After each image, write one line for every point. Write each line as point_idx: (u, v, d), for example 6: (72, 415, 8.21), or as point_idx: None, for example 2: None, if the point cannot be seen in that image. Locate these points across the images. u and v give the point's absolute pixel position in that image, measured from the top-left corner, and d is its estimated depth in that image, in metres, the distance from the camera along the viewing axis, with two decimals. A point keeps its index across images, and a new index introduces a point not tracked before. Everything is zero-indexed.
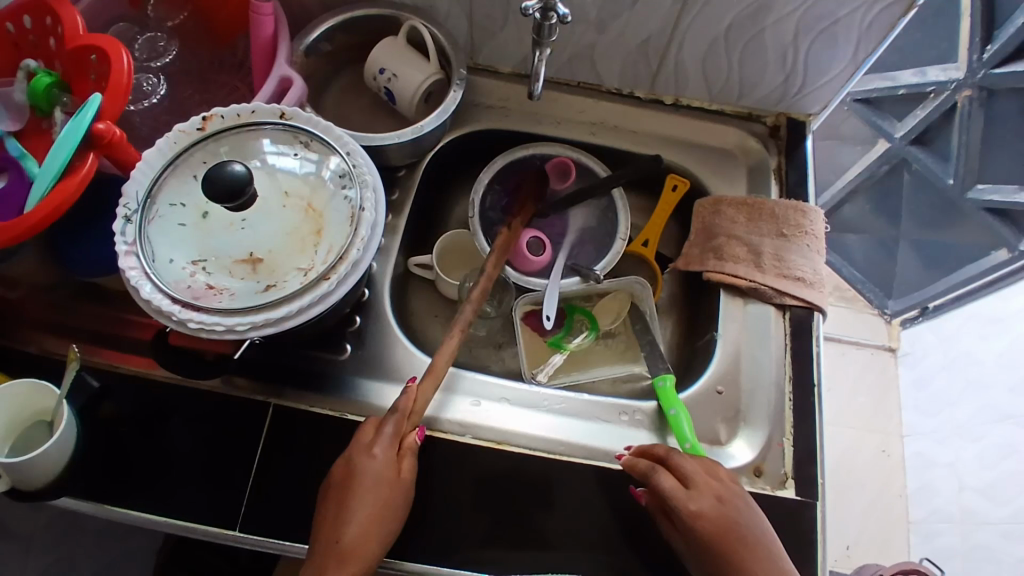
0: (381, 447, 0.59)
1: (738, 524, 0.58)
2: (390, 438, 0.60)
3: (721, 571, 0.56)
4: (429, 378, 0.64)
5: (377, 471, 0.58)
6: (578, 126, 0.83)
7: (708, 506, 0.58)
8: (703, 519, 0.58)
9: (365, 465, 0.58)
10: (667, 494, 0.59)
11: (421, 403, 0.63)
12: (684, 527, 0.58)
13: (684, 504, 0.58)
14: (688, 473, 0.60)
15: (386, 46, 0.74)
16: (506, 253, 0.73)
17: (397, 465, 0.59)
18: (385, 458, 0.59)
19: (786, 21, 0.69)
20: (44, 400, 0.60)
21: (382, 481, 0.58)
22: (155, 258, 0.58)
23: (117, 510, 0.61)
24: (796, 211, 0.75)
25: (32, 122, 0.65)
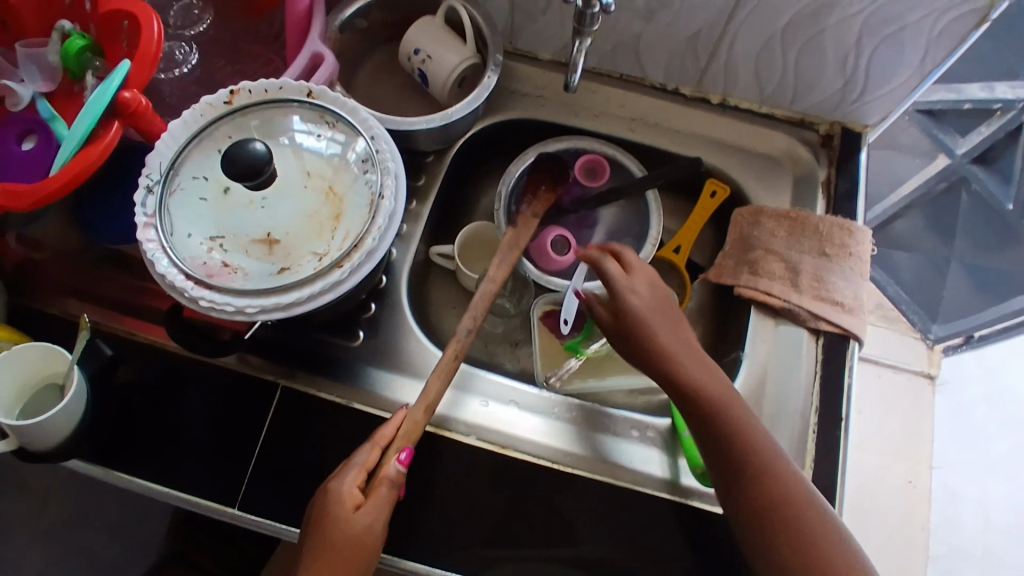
0: (344, 478, 0.56)
1: (668, 304, 0.62)
2: (356, 466, 0.57)
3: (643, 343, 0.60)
4: (420, 404, 0.60)
5: (332, 503, 0.55)
6: (616, 121, 0.79)
7: (645, 287, 0.62)
8: (638, 296, 0.61)
9: (324, 495, 0.56)
10: (608, 276, 0.62)
11: (406, 428, 0.59)
12: (620, 312, 0.61)
13: (621, 286, 0.62)
14: (633, 264, 0.64)
15: (422, 26, 0.71)
16: (513, 254, 0.68)
17: (357, 499, 0.55)
18: (348, 490, 0.55)
19: (850, 23, 0.63)
20: (58, 364, 0.60)
21: (336, 517, 0.54)
22: (173, 232, 0.57)
23: (123, 477, 0.61)
24: (842, 229, 0.71)
25: (64, 84, 0.66)
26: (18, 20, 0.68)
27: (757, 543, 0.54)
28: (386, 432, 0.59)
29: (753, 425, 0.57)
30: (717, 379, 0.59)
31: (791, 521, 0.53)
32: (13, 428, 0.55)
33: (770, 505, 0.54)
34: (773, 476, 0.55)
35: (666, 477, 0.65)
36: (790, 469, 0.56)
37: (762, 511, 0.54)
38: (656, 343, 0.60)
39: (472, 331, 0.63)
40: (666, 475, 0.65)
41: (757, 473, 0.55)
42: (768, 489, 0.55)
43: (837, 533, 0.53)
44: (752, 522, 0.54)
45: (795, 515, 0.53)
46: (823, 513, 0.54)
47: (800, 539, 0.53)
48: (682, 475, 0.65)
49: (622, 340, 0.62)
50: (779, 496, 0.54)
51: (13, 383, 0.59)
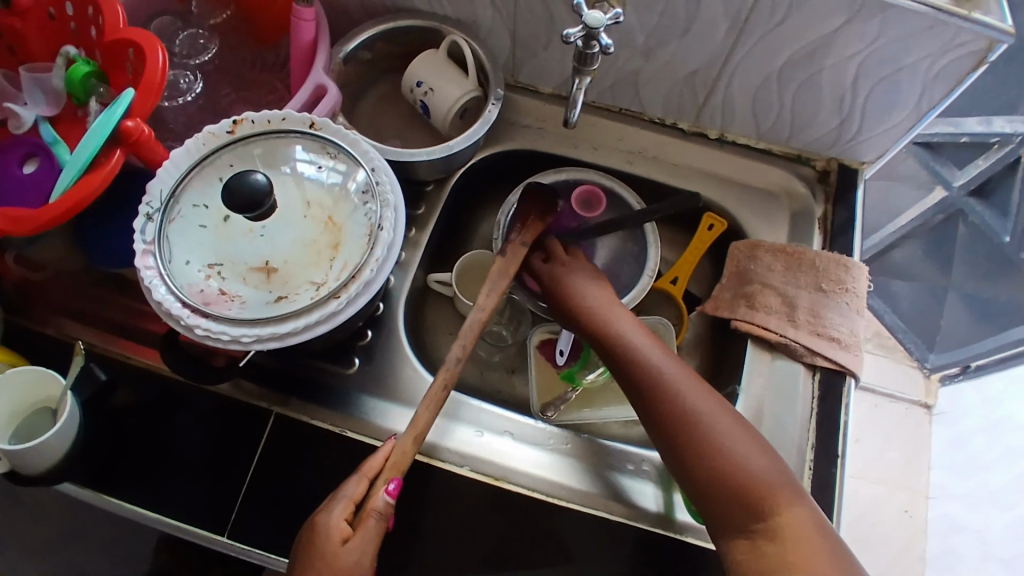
0: (331, 511, 0.56)
1: (584, 281, 0.67)
2: (341, 497, 0.57)
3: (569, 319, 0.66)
4: (409, 433, 0.58)
5: (320, 537, 0.55)
6: (615, 153, 0.81)
7: (559, 268, 0.67)
8: (553, 279, 0.66)
9: (310, 527, 0.56)
10: (533, 267, 0.68)
11: (396, 459, 0.57)
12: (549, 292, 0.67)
13: (544, 271, 0.67)
14: (551, 248, 0.68)
15: (424, 59, 0.73)
16: (502, 282, 0.63)
17: (342, 531, 0.55)
18: (334, 523, 0.55)
19: (845, 65, 0.64)
20: (50, 388, 0.60)
21: (323, 549, 0.54)
22: (172, 259, 0.57)
23: (113, 501, 0.61)
24: (837, 265, 0.71)
25: (68, 109, 0.67)
26: (26, 49, 0.69)
27: (680, 475, 0.57)
28: (374, 462, 0.58)
29: (669, 367, 0.60)
30: (636, 332, 0.63)
31: (708, 450, 0.55)
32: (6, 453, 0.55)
33: (686, 438, 0.56)
34: (687, 410, 0.57)
35: (660, 511, 0.64)
36: (708, 402, 0.58)
37: (677, 444, 0.57)
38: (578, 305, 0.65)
39: (461, 360, 0.60)
40: (659, 509, 0.64)
41: (670, 410, 0.58)
42: (683, 425, 0.57)
43: (752, 455, 0.55)
44: (674, 456, 0.57)
45: (710, 442, 0.56)
46: (741, 438, 0.56)
47: (716, 465, 0.55)
48: (676, 510, 0.64)
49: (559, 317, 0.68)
50: (693, 429, 0.56)
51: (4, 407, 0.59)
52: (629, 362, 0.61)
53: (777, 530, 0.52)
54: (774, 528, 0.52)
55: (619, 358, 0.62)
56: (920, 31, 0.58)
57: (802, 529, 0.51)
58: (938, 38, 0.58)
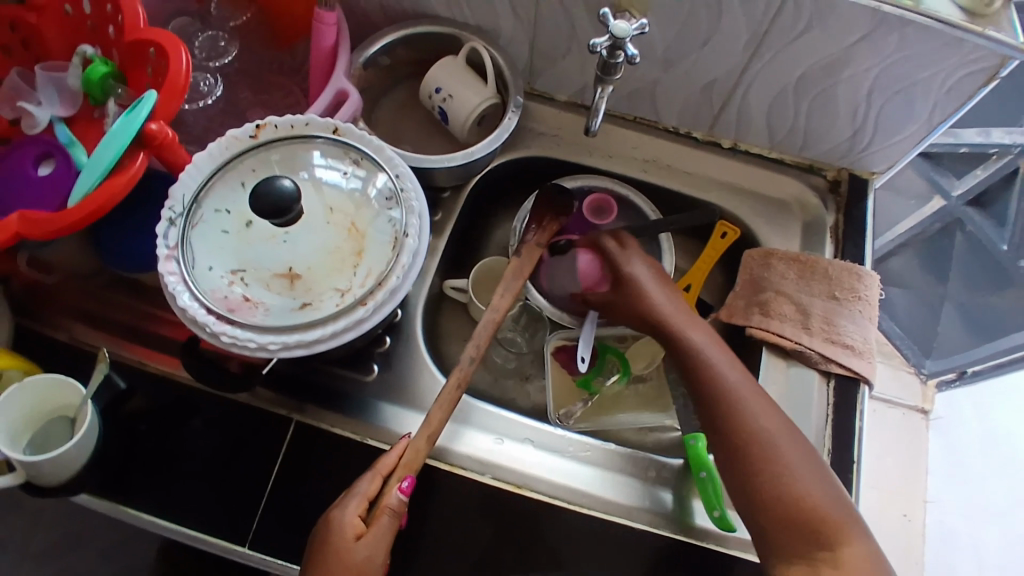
0: (345, 507, 0.55)
1: (658, 280, 0.67)
2: (356, 493, 0.56)
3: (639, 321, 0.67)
4: (423, 431, 0.59)
5: (334, 534, 0.54)
6: (629, 161, 0.81)
7: (635, 263, 0.67)
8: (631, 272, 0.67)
9: (325, 524, 0.55)
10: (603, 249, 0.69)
11: (411, 457, 0.58)
12: (617, 277, 0.68)
13: (618, 258, 0.68)
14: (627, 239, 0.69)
15: (443, 65, 0.73)
16: (517, 282, 0.66)
17: (358, 527, 0.55)
18: (348, 521, 0.55)
19: (862, 79, 0.65)
20: (68, 396, 0.59)
21: (338, 545, 0.54)
22: (195, 265, 0.57)
23: (128, 511, 0.60)
24: (850, 274, 0.72)
25: (84, 109, 0.67)
26: (42, 42, 0.68)
27: (738, 493, 0.57)
28: (388, 460, 0.58)
29: (741, 384, 0.60)
30: (710, 346, 0.63)
31: (774, 472, 0.56)
32: (23, 462, 0.54)
33: (752, 459, 0.57)
34: (757, 432, 0.58)
35: (679, 518, 0.64)
36: (777, 426, 0.58)
37: (744, 463, 0.57)
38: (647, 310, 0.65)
39: (475, 361, 0.62)
40: (678, 516, 0.64)
41: (741, 430, 0.58)
42: (749, 445, 0.57)
43: (818, 483, 0.56)
44: (739, 474, 0.57)
45: (776, 465, 0.56)
46: (809, 465, 0.57)
47: (782, 490, 0.56)
48: (695, 515, 0.64)
49: (616, 312, 0.68)
50: (761, 451, 0.57)
51: (19, 413, 0.58)
52: (702, 376, 0.61)
53: (840, 560, 0.53)
54: (838, 558, 0.53)
55: (689, 372, 0.62)
56: (937, 48, 0.60)
57: (862, 562, 0.53)
58: (954, 55, 0.60)
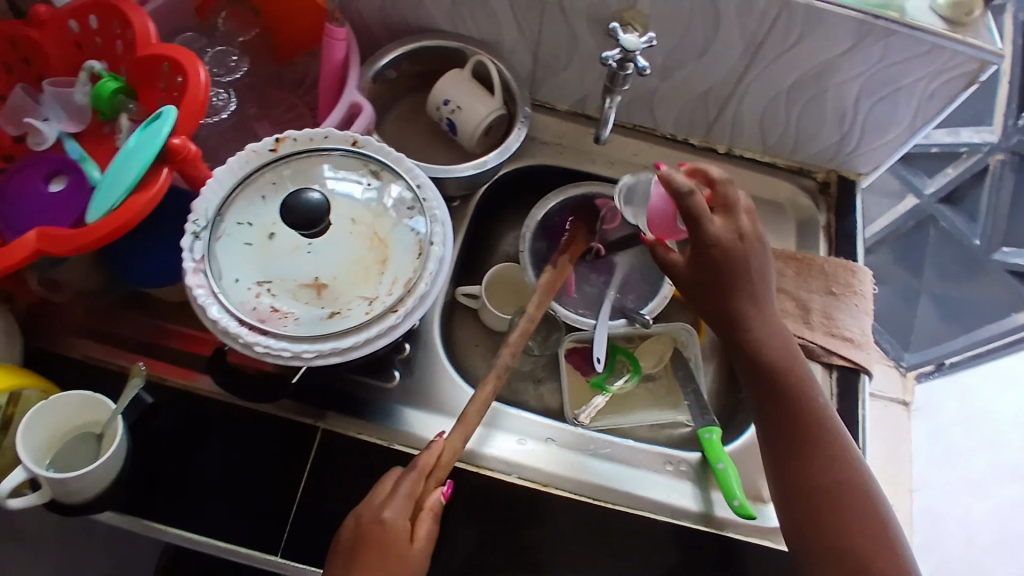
0: (395, 508, 0.55)
1: (745, 262, 0.63)
2: (406, 494, 0.56)
3: (717, 309, 0.64)
4: (459, 430, 0.60)
5: (386, 535, 0.54)
6: (631, 168, 0.84)
7: (723, 235, 0.62)
8: (718, 245, 0.62)
9: (380, 528, 0.55)
10: (693, 207, 0.60)
11: (446, 457, 0.59)
12: (701, 243, 0.62)
13: (709, 221, 0.62)
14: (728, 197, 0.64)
15: (450, 78, 0.75)
16: (550, 294, 0.68)
17: (407, 526, 0.55)
18: (396, 521, 0.55)
19: (850, 85, 0.70)
20: (95, 412, 0.59)
21: (391, 546, 0.54)
22: (222, 276, 0.58)
23: (156, 527, 0.60)
24: (845, 270, 0.76)
25: (93, 126, 0.67)
26: (42, 56, 0.67)
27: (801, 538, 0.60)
28: (429, 459, 0.58)
29: (833, 426, 0.62)
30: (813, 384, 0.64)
31: (840, 527, 0.58)
32: (51, 480, 0.53)
33: (818, 508, 0.59)
34: (828, 483, 0.60)
35: (701, 509, 0.67)
36: (849, 483, 0.60)
37: (807, 509, 0.59)
38: (742, 345, 0.64)
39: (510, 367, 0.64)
40: (700, 507, 0.67)
41: (812, 480, 0.60)
42: (823, 497, 0.59)
43: (883, 528, 0.58)
44: (813, 510, 0.59)
45: (844, 520, 0.58)
46: (877, 529, 0.58)
47: (846, 525, 0.58)
48: (716, 506, 0.67)
49: (693, 294, 0.65)
50: (828, 505, 0.59)
51: (45, 433, 0.57)
52: (798, 421, 0.62)
53: None
54: None
55: (776, 416, 0.63)
56: (919, 55, 0.65)
57: None
58: (936, 60, 0.65)
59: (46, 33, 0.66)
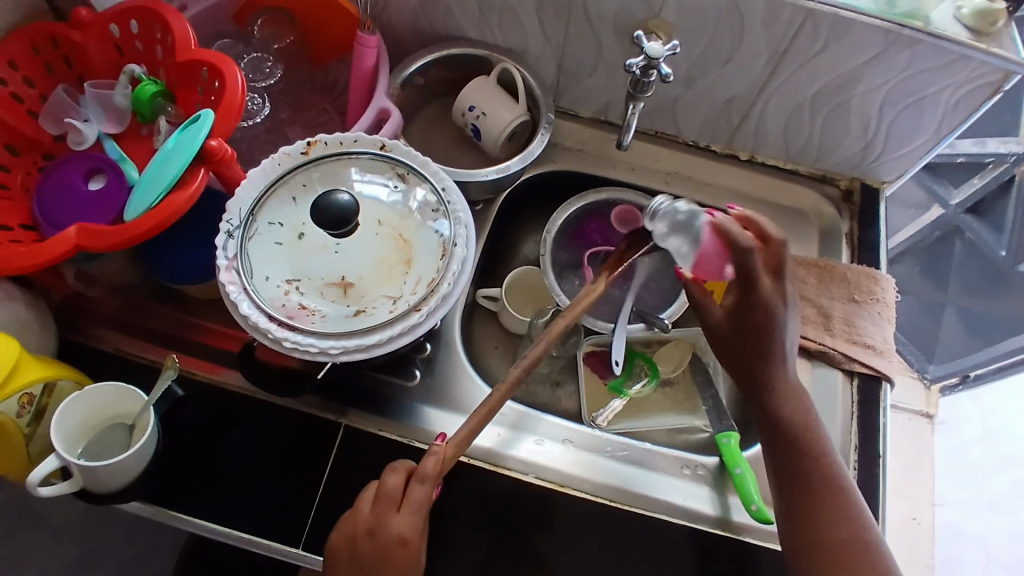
0: (411, 520, 0.57)
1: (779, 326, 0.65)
2: (421, 508, 0.57)
3: (746, 362, 0.66)
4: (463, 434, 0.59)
5: (404, 547, 0.57)
6: (653, 173, 0.84)
7: (768, 295, 0.65)
8: (763, 307, 0.65)
9: (404, 548, 0.56)
10: (750, 266, 0.64)
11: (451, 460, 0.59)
12: (747, 300, 0.65)
13: (759, 281, 0.65)
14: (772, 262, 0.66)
15: (475, 85, 0.76)
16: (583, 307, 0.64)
17: (420, 538, 0.57)
18: (414, 533, 0.57)
19: (874, 93, 0.70)
20: (128, 404, 0.61)
21: (410, 562, 0.57)
22: (252, 274, 0.60)
23: (181, 516, 0.61)
24: (867, 278, 0.76)
25: (131, 127, 0.70)
26: (85, 57, 0.70)
27: None
28: (433, 466, 0.58)
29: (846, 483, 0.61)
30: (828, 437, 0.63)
31: None
32: (83, 468, 0.55)
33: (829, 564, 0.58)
34: (839, 545, 0.58)
35: (718, 514, 0.67)
36: (859, 542, 0.58)
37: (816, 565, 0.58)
38: (761, 394, 0.65)
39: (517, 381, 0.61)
40: (716, 512, 0.67)
41: (826, 539, 0.58)
42: (835, 554, 0.58)
43: None
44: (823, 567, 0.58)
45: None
46: None
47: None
48: (734, 511, 0.67)
49: (728, 351, 0.66)
50: (839, 562, 0.58)
51: (78, 423, 0.59)
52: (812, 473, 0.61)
53: None
54: None
55: (790, 466, 0.62)
56: (944, 64, 0.65)
57: None
58: (961, 69, 0.65)
59: (90, 37, 0.69)
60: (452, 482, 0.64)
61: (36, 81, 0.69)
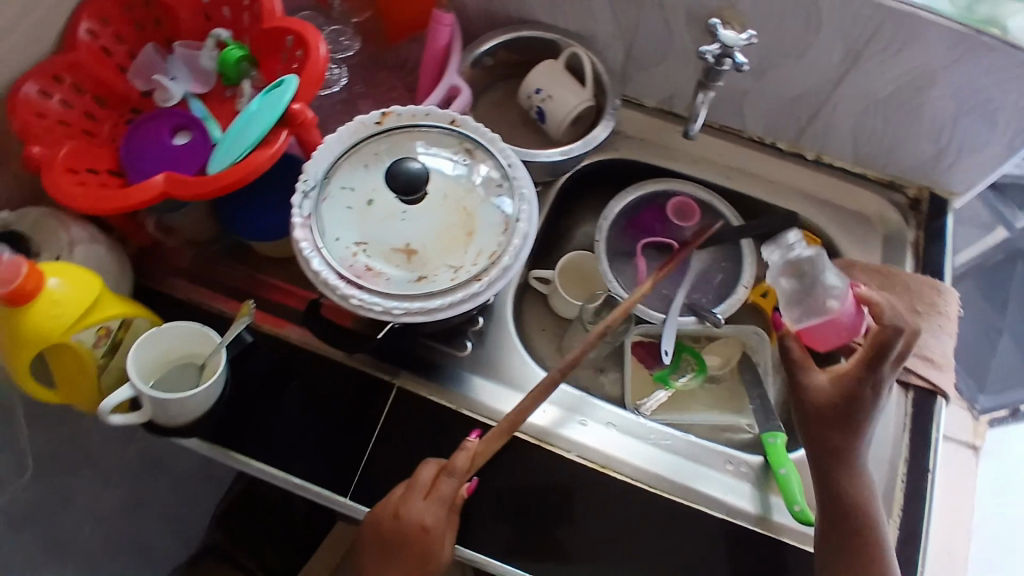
0: (434, 510, 0.60)
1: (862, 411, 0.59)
2: (446, 500, 0.60)
3: (827, 424, 0.60)
4: (500, 429, 0.62)
5: (428, 537, 0.59)
6: (715, 168, 0.84)
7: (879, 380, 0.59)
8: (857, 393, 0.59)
9: (422, 533, 0.59)
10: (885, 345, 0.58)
11: (481, 458, 0.62)
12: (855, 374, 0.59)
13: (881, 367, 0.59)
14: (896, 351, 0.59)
15: (543, 67, 0.77)
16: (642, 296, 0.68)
17: (439, 529, 0.60)
18: (436, 523, 0.60)
19: (948, 99, 0.69)
20: (199, 345, 0.64)
21: (428, 549, 0.59)
22: (324, 234, 0.62)
23: (238, 458, 0.64)
24: (930, 288, 0.74)
25: (216, 88, 0.73)
26: (175, 19, 0.73)
27: None
28: (461, 461, 0.61)
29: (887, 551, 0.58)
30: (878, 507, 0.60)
31: None
32: (156, 401, 0.59)
33: None
34: None
35: (758, 511, 0.66)
36: None
37: None
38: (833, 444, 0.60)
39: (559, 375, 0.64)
40: (758, 510, 0.67)
41: None
42: None
43: None
44: None
45: None
46: None
47: None
48: (775, 511, 0.67)
49: (816, 409, 0.60)
50: None
51: (152, 360, 0.63)
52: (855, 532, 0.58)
53: None
54: None
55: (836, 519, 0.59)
56: (1016, 74, 0.64)
57: None
58: None
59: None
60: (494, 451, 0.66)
61: (126, 38, 0.73)
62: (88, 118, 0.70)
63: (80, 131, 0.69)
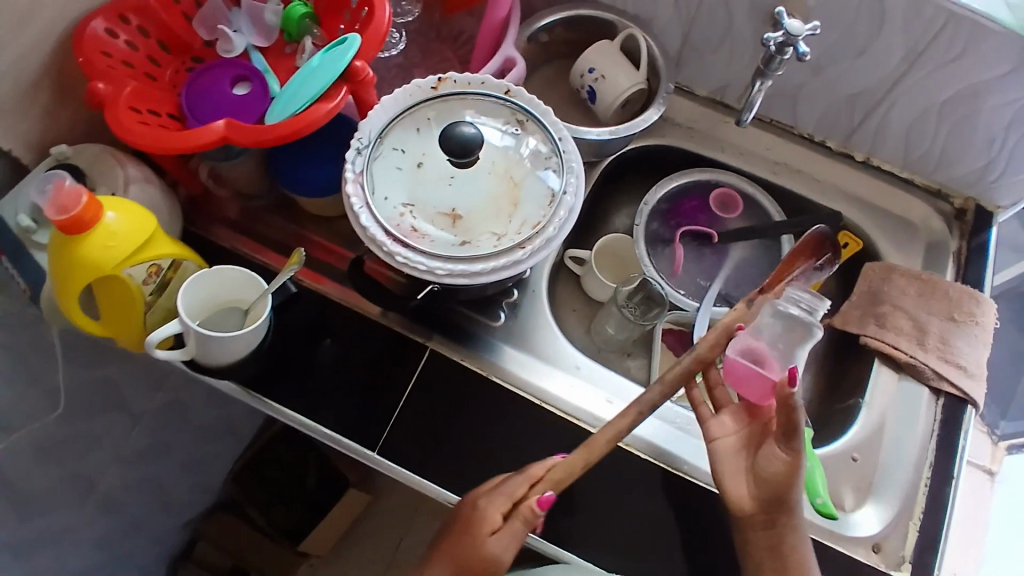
0: (491, 501, 0.58)
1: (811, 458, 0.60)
2: (509, 496, 0.57)
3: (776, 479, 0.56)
4: (582, 451, 0.57)
5: (477, 521, 0.58)
6: (762, 162, 0.83)
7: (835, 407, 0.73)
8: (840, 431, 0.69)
9: (471, 511, 0.59)
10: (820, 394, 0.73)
11: (559, 472, 0.57)
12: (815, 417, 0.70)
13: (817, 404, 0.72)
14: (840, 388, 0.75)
15: (600, 47, 0.77)
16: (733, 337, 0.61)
17: (495, 525, 0.57)
18: (488, 512, 0.57)
19: (1007, 109, 0.68)
20: (244, 292, 0.66)
21: (476, 534, 0.58)
22: (374, 191, 0.63)
23: (272, 405, 0.66)
24: (969, 297, 0.73)
25: (277, 43, 0.75)
26: None
27: None
28: (540, 468, 0.59)
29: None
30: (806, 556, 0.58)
31: None
32: (201, 340, 0.60)
33: None
34: None
35: None
36: None
37: None
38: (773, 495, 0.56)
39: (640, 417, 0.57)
40: None
41: None
42: None
43: None
44: None
45: None
46: None
47: None
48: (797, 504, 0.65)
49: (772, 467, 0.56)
50: None
51: (198, 302, 0.65)
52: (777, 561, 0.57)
53: None
54: None
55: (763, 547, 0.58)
56: None
57: None
58: None
59: None
60: (520, 420, 0.67)
61: None
62: (150, 61, 0.72)
63: (143, 73, 0.71)
